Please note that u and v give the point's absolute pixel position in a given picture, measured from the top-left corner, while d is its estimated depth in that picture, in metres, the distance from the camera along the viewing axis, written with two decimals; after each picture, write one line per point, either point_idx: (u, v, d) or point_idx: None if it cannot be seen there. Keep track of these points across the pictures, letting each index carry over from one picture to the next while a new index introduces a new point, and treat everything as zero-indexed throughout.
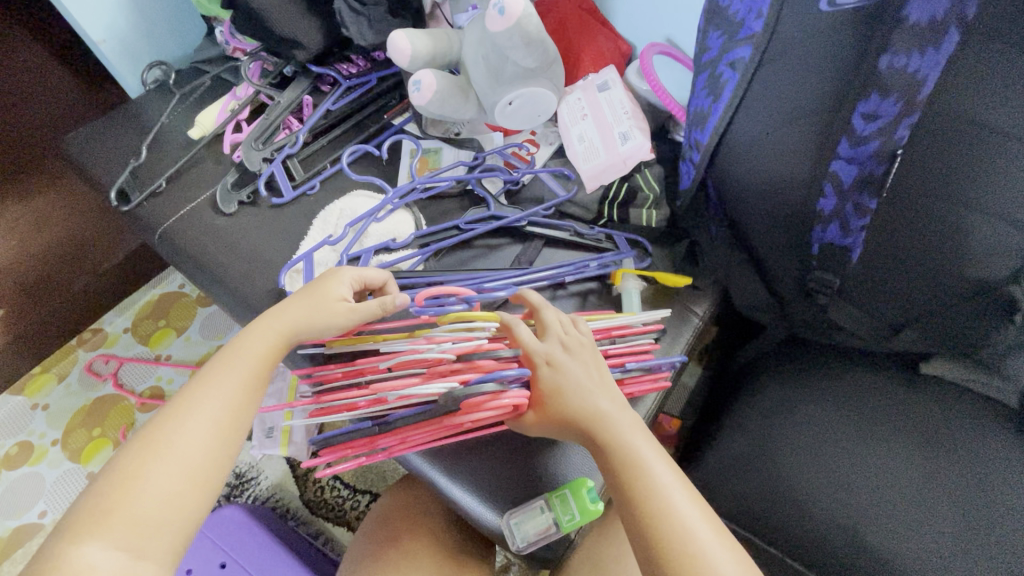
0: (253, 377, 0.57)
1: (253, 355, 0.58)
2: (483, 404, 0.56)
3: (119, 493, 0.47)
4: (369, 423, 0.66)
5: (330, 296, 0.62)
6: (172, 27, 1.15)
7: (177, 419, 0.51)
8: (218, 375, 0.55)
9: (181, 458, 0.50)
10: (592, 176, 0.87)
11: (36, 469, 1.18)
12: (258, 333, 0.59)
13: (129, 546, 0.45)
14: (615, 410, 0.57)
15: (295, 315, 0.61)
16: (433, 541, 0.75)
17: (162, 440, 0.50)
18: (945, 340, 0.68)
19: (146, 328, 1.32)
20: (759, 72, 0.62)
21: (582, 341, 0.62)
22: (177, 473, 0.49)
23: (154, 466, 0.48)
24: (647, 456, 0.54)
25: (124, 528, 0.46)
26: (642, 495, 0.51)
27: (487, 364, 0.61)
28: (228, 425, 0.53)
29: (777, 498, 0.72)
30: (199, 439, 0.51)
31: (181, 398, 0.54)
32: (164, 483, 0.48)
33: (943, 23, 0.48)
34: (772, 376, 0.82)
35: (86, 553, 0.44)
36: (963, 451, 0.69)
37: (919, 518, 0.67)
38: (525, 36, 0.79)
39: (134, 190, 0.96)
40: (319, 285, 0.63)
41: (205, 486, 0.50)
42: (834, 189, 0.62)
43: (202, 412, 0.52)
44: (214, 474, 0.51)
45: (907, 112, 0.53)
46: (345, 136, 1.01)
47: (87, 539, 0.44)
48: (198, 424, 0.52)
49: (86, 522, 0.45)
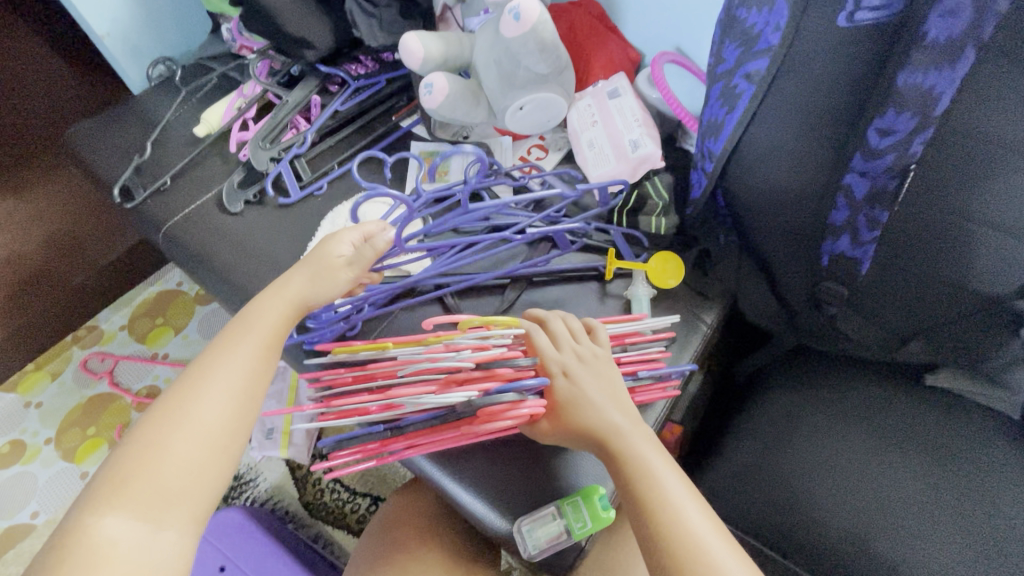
0: (263, 347, 0.57)
1: (268, 323, 0.58)
2: (502, 413, 0.56)
3: (136, 465, 0.46)
4: (381, 427, 0.65)
5: (336, 259, 0.63)
6: (176, 21, 1.14)
7: (193, 388, 0.51)
8: (234, 344, 0.55)
9: (196, 425, 0.49)
10: (601, 183, 0.88)
11: (28, 468, 1.16)
12: (270, 303, 0.60)
13: (149, 515, 0.45)
14: (627, 425, 0.57)
15: (304, 283, 0.62)
16: (441, 546, 0.75)
17: (178, 409, 0.50)
18: (951, 352, 0.69)
19: (142, 326, 1.31)
20: (774, 84, 0.62)
21: (598, 353, 0.62)
22: (195, 441, 0.49)
23: (170, 434, 0.48)
24: (659, 469, 0.54)
25: (145, 497, 0.45)
26: (654, 506, 0.51)
27: (506, 371, 0.59)
28: (243, 394, 0.53)
29: (785, 506, 0.72)
30: (215, 407, 0.51)
31: (197, 368, 0.53)
32: (183, 452, 0.48)
33: (960, 42, 0.49)
34: (779, 384, 0.83)
35: (108, 524, 0.43)
36: (967, 461, 0.70)
37: (924, 527, 0.68)
38: (540, 41, 0.80)
39: (139, 187, 0.95)
40: (320, 250, 0.64)
41: (222, 455, 0.50)
42: (846, 202, 0.63)
43: (217, 380, 0.52)
44: (231, 442, 0.51)
45: (921, 128, 0.54)
46: (353, 137, 1.00)
47: (107, 509, 0.44)
48: (215, 390, 0.51)
49: (106, 494, 0.45)
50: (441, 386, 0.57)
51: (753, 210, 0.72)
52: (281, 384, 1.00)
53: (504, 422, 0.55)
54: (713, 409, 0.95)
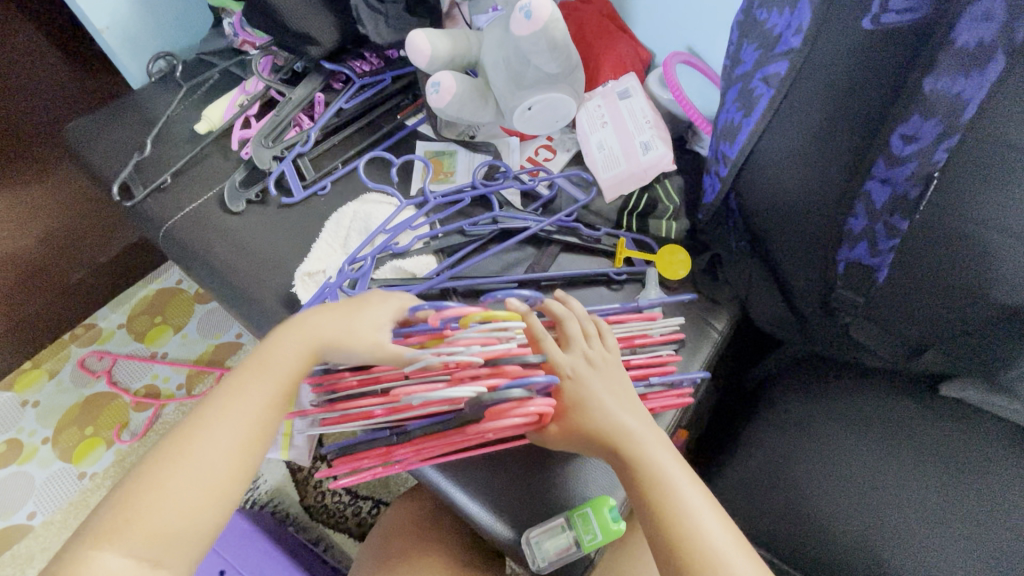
0: (279, 391, 0.53)
1: (287, 366, 0.53)
2: (510, 411, 0.54)
3: (138, 499, 0.45)
4: (386, 432, 0.63)
5: (376, 326, 0.57)
6: (176, 15, 1.12)
7: (203, 427, 0.49)
8: (247, 383, 0.52)
9: (202, 468, 0.47)
10: (611, 185, 0.86)
11: (25, 468, 1.14)
12: (293, 343, 0.55)
13: (148, 555, 0.44)
14: (640, 428, 0.56)
15: (336, 337, 0.55)
16: (447, 555, 0.74)
17: (186, 449, 0.47)
18: (967, 363, 0.68)
19: (140, 325, 1.29)
20: (793, 88, 0.61)
21: (608, 356, 0.60)
22: (199, 481, 0.47)
23: (176, 474, 0.46)
24: (676, 478, 0.53)
25: (146, 536, 0.44)
26: (672, 518, 0.50)
27: (516, 368, 0.55)
28: (252, 436, 0.50)
29: (796, 518, 0.71)
30: (222, 450, 0.48)
31: (209, 403, 0.51)
32: (185, 492, 0.46)
33: (990, 48, 0.47)
34: (789, 393, 0.81)
35: (105, 560, 0.43)
36: (982, 474, 0.69)
37: (939, 542, 0.66)
38: (551, 41, 0.78)
39: (138, 185, 0.93)
40: (359, 306, 0.58)
41: (223, 499, 0.48)
42: (865, 209, 0.62)
43: (228, 419, 0.49)
44: (235, 485, 0.49)
45: (946, 136, 0.52)
46: (357, 136, 0.98)
47: (109, 547, 0.43)
48: (222, 432, 0.49)
49: (109, 526, 0.44)
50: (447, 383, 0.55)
51: (767, 215, 0.71)
52: None
53: (513, 421, 0.53)
54: (721, 415, 0.94)
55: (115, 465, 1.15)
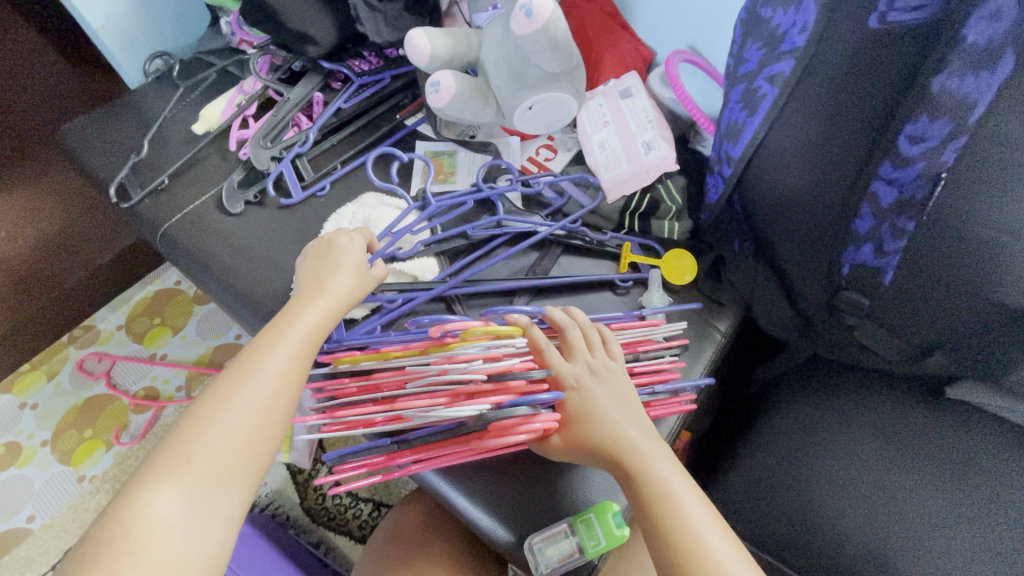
0: (311, 337, 0.54)
1: (314, 317, 0.55)
2: (514, 428, 0.55)
3: (187, 445, 0.44)
4: (387, 440, 0.62)
5: (360, 267, 0.63)
6: (172, 14, 1.11)
7: (243, 375, 0.49)
8: (279, 336, 0.52)
9: (248, 413, 0.47)
10: (613, 185, 0.85)
11: (24, 471, 1.13)
12: (316, 300, 0.57)
13: (198, 500, 0.43)
14: (644, 440, 0.55)
15: (339, 286, 0.60)
16: (449, 560, 0.73)
17: (230, 396, 0.47)
18: (972, 366, 0.67)
19: (139, 326, 1.28)
20: (798, 88, 0.60)
21: (613, 367, 0.60)
22: (245, 424, 0.47)
23: (221, 421, 0.46)
24: (680, 492, 0.52)
25: (195, 481, 0.43)
26: (677, 532, 0.49)
27: (519, 384, 0.59)
28: (290, 382, 0.50)
29: (801, 522, 0.71)
30: (264, 394, 0.48)
31: (244, 355, 0.51)
32: (233, 435, 0.46)
33: (999, 47, 0.47)
34: (794, 396, 0.81)
35: (155, 505, 0.42)
36: (988, 478, 0.69)
37: (945, 545, 0.66)
38: (553, 40, 0.77)
39: (135, 186, 0.92)
40: (335, 259, 0.63)
41: (268, 444, 0.48)
42: (871, 210, 0.61)
43: (267, 365, 0.50)
44: (276, 432, 0.48)
45: (954, 136, 0.52)
46: (356, 136, 0.98)
47: (161, 492, 0.42)
48: (264, 378, 0.49)
49: (155, 473, 0.43)
50: (450, 400, 0.56)
51: (771, 215, 0.71)
52: None
53: (518, 438, 0.55)
54: (723, 417, 0.94)
55: (115, 467, 1.15)
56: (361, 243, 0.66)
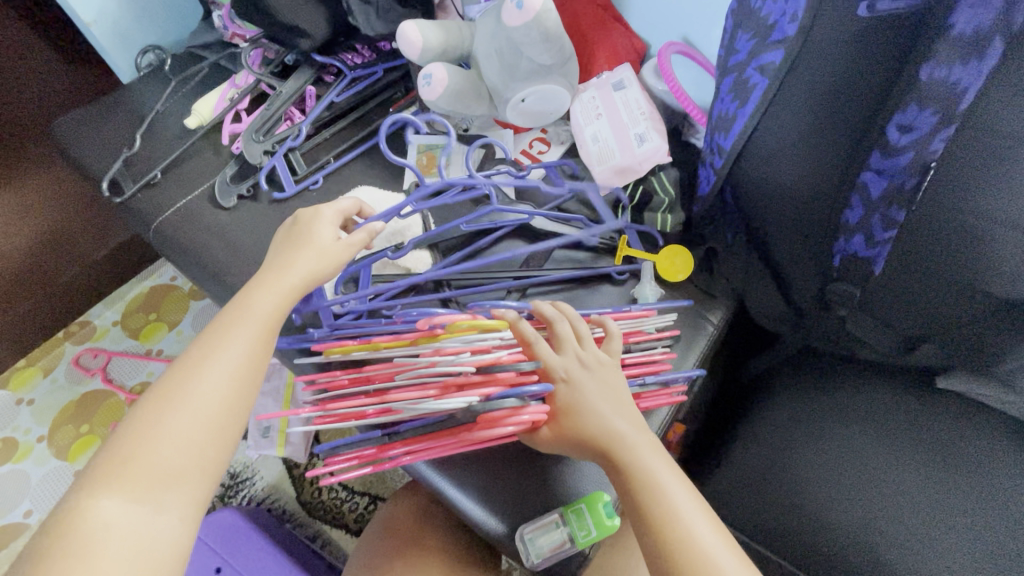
0: (264, 330, 0.53)
1: (267, 307, 0.55)
2: (503, 420, 0.55)
3: (134, 446, 0.45)
4: (378, 433, 0.63)
5: (326, 243, 0.61)
6: (165, 8, 1.10)
7: (193, 373, 0.49)
8: (230, 327, 0.52)
9: (196, 409, 0.47)
10: (605, 178, 0.85)
11: (21, 466, 1.14)
12: (272, 286, 0.56)
13: (145, 499, 0.43)
14: (632, 431, 0.56)
15: (303, 265, 0.59)
16: (442, 551, 0.74)
17: (179, 394, 0.47)
18: (963, 355, 0.67)
19: (135, 322, 1.28)
20: (785, 81, 0.60)
21: (604, 359, 0.60)
22: (193, 423, 0.47)
23: (169, 418, 0.46)
24: (668, 483, 0.52)
25: (144, 482, 0.44)
26: (664, 522, 0.49)
27: (508, 375, 0.58)
28: (242, 377, 0.50)
29: (792, 512, 0.71)
30: (214, 391, 0.48)
31: (195, 352, 0.51)
32: (182, 434, 0.46)
33: (987, 35, 0.46)
34: (786, 387, 0.81)
35: (103, 507, 0.42)
36: (978, 468, 0.69)
37: (935, 535, 0.66)
38: (544, 31, 0.77)
39: (128, 181, 0.92)
40: (304, 233, 0.62)
41: (221, 442, 0.48)
42: (861, 201, 0.62)
43: (216, 362, 0.49)
44: (229, 428, 0.49)
45: (943, 125, 0.52)
46: (349, 130, 0.97)
47: (108, 494, 0.42)
48: (214, 374, 0.49)
49: (104, 474, 0.43)
50: (440, 392, 0.56)
51: (762, 206, 0.70)
52: (277, 383, 0.99)
53: (506, 429, 0.55)
54: (717, 409, 0.94)
55: None
56: (331, 219, 0.64)
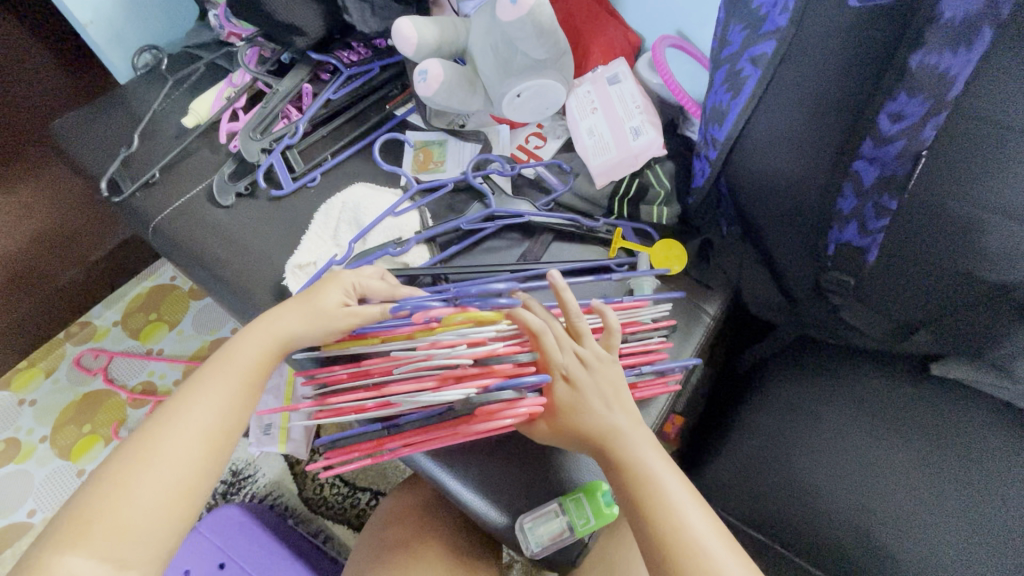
0: (242, 386, 0.57)
1: (248, 363, 0.58)
2: (501, 412, 0.56)
3: (103, 503, 0.47)
4: (378, 425, 0.63)
5: (327, 307, 0.61)
6: (160, 8, 1.10)
7: (167, 428, 0.52)
8: (206, 386, 0.56)
9: (165, 468, 0.50)
10: (601, 172, 0.85)
11: (24, 466, 1.15)
12: (255, 340, 0.60)
13: (112, 555, 0.46)
14: (628, 425, 0.57)
15: (291, 322, 0.60)
16: (443, 543, 0.74)
17: (153, 450, 0.50)
18: (957, 343, 0.67)
19: (136, 322, 1.29)
20: (780, 70, 0.61)
21: (603, 355, 0.58)
22: (164, 481, 0.50)
23: (139, 476, 0.49)
24: (662, 476, 0.53)
25: (109, 540, 0.46)
26: (659, 515, 0.50)
27: (505, 367, 0.60)
28: (217, 432, 0.54)
29: (790, 500, 0.72)
30: (188, 446, 0.52)
31: (171, 405, 0.54)
32: (152, 492, 0.49)
33: (976, 21, 0.47)
34: (783, 375, 0.82)
35: (68, 563, 0.45)
36: (973, 452, 0.69)
37: (931, 519, 0.67)
38: (538, 26, 0.77)
39: (126, 181, 0.92)
40: (316, 290, 0.63)
41: (190, 497, 0.51)
42: (853, 190, 0.62)
43: (192, 416, 0.53)
44: (200, 483, 0.52)
45: (934, 112, 0.52)
46: (346, 127, 0.98)
47: (73, 550, 0.45)
48: (189, 430, 0.52)
49: (69, 531, 0.46)
50: (438, 383, 0.57)
51: (757, 197, 0.70)
52: (277, 380, 1.00)
53: (505, 421, 0.56)
54: (716, 401, 0.95)
55: None
56: (342, 287, 0.63)
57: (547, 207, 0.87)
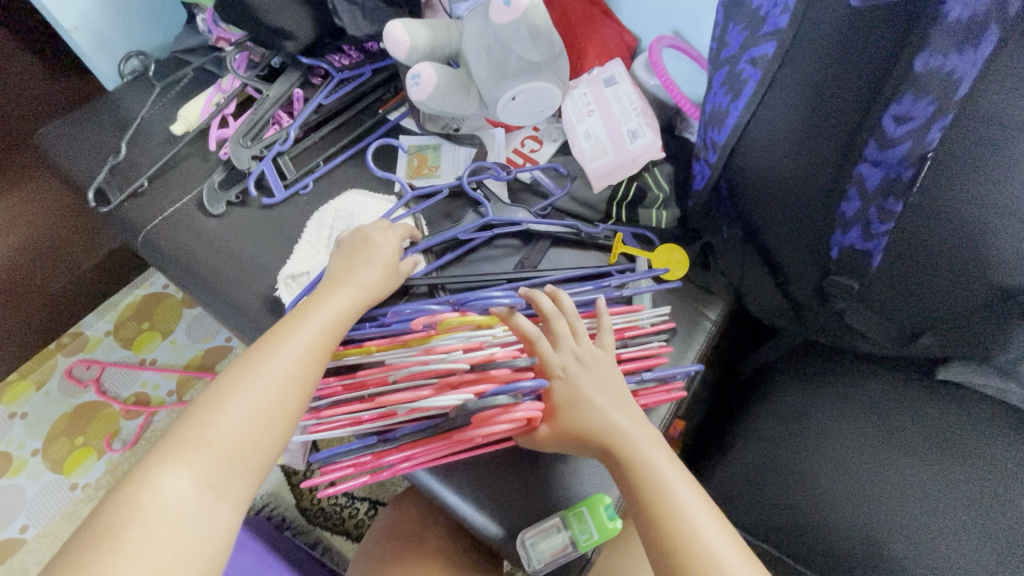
0: (333, 327, 0.54)
1: (339, 306, 0.56)
2: (496, 418, 0.55)
3: (203, 426, 0.44)
4: (373, 438, 0.61)
5: (392, 263, 0.64)
6: (147, 13, 1.08)
7: (265, 359, 0.49)
8: (301, 321, 0.53)
9: (263, 395, 0.47)
10: (598, 175, 0.84)
11: (16, 481, 1.13)
12: (342, 289, 0.58)
13: (210, 482, 0.43)
14: (633, 426, 0.55)
15: (366, 277, 0.61)
16: (443, 558, 0.73)
17: (252, 378, 0.47)
18: (964, 347, 0.66)
19: (128, 332, 1.27)
20: (781, 71, 0.58)
21: (599, 355, 0.59)
22: (262, 409, 0.47)
23: (239, 401, 0.46)
24: (671, 479, 0.51)
25: (210, 464, 0.43)
26: (669, 520, 0.49)
27: (501, 373, 0.58)
28: (313, 368, 0.51)
29: (795, 509, 0.71)
30: (285, 378, 0.48)
31: (267, 338, 0.51)
32: (250, 419, 0.46)
33: (980, 23, 0.46)
34: (786, 381, 0.80)
35: (168, 484, 0.41)
36: (979, 457, 0.68)
37: (937, 526, 0.66)
38: (532, 28, 0.76)
39: (114, 190, 0.90)
40: (365, 249, 0.64)
41: (285, 432, 0.48)
42: (858, 193, 0.61)
43: (289, 349, 0.50)
44: (294, 418, 0.49)
45: (940, 114, 0.51)
46: (338, 132, 0.96)
47: (174, 471, 0.42)
48: (287, 362, 0.49)
49: (171, 452, 0.43)
50: (435, 390, 0.57)
51: (758, 200, 0.69)
52: None
53: (500, 426, 0.55)
54: (717, 407, 0.94)
55: (106, 475, 1.14)
56: (397, 239, 0.67)
57: (543, 212, 0.86)
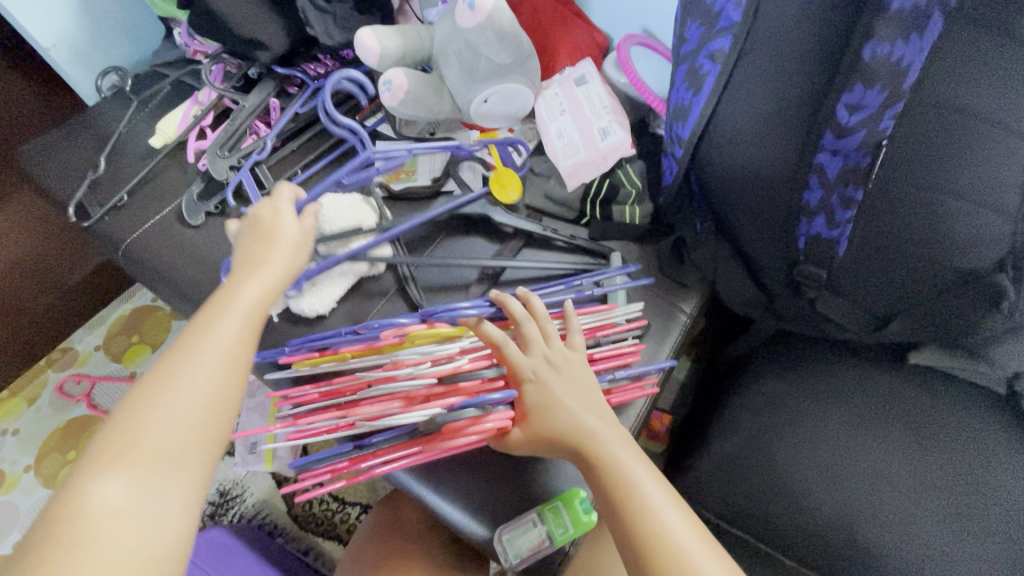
0: (256, 309, 0.47)
1: (256, 286, 0.47)
2: (464, 429, 0.57)
3: (127, 430, 0.40)
4: (348, 446, 0.62)
5: (299, 233, 0.52)
6: (124, 29, 1.09)
7: (183, 356, 0.43)
8: (215, 311, 0.45)
9: (186, 395, 0.41)
10: (570, 174, 0.84)
11: (10, 497, 1.13)
12: (258, 264, 0.49)
13: (147, 487, 0.39)
14: (603, 427, 0.55)
15: (278, 251, 0.50)
16: (427, 557, 0.74)
17: (171, 377, 0.42)
18: (933, 330, 0.67)
19: (118, 345, 1.28)
20: (739, 64, 0.60)
21: (570, 356, 0.59)
22: (191, 408, 0.41)
23: (159, 404, 0.41)
24: (640, 477, 0.52)
25: (144, 469, 0.39)
26: (636, 517, 0.49)
27: (472, 385, 0.61)
28: (238, 360, 0.44)
29: (773, 494, 0.72)
30: (208, 374, 0.42)
31: (187, 329, 0.45)
32: (179, 421, 0.41)
33: (926, 8, 0.48)
34: (763, 371, 0.81)
35: (100, 495, 0.38)
36: (952, 439, 0.69)
37: (912, 509, 0.67)
38: (498, 31, 0.78)
39: (94, 205, 0.91)
40: (269, 217, 0.52)
41: (224, 427, 0.43)
42: (819, 181, 0.61)
43: (208, 341, 0.43)
44: (233, 412, 0.44)
45: (891, 102, 0.52)
46: (316, 140, 0.97)
47: (102, 479, 0.38)
48: (206, 357, 0.43)
49: (98, 459, 0.39)
50: (404, 405, 0.58)
51: (726, 193, 0.68)
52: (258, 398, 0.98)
53: (465, 439, 0.57)
54: (699, 398, 0.94)
55: None
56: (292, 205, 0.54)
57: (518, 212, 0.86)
